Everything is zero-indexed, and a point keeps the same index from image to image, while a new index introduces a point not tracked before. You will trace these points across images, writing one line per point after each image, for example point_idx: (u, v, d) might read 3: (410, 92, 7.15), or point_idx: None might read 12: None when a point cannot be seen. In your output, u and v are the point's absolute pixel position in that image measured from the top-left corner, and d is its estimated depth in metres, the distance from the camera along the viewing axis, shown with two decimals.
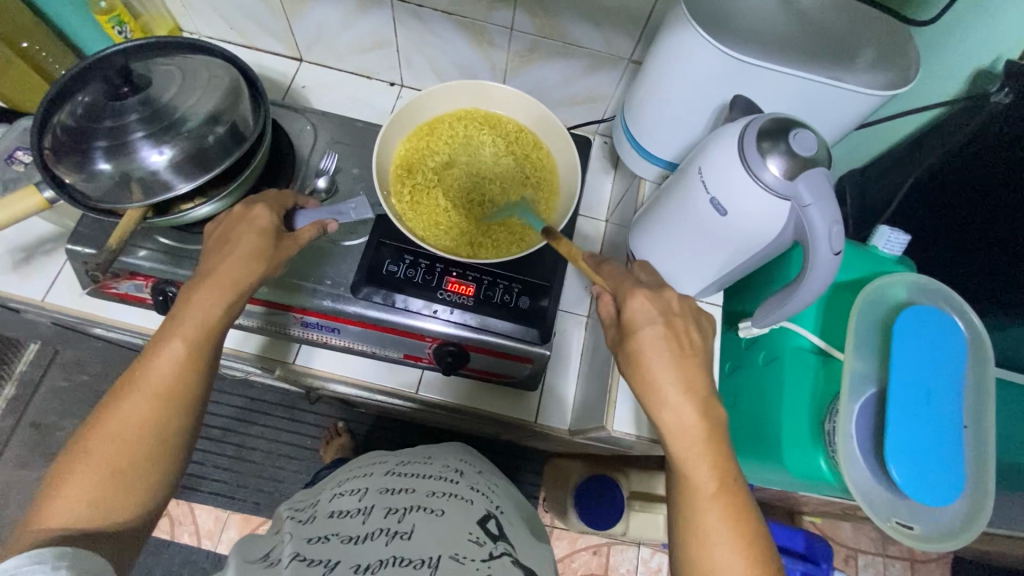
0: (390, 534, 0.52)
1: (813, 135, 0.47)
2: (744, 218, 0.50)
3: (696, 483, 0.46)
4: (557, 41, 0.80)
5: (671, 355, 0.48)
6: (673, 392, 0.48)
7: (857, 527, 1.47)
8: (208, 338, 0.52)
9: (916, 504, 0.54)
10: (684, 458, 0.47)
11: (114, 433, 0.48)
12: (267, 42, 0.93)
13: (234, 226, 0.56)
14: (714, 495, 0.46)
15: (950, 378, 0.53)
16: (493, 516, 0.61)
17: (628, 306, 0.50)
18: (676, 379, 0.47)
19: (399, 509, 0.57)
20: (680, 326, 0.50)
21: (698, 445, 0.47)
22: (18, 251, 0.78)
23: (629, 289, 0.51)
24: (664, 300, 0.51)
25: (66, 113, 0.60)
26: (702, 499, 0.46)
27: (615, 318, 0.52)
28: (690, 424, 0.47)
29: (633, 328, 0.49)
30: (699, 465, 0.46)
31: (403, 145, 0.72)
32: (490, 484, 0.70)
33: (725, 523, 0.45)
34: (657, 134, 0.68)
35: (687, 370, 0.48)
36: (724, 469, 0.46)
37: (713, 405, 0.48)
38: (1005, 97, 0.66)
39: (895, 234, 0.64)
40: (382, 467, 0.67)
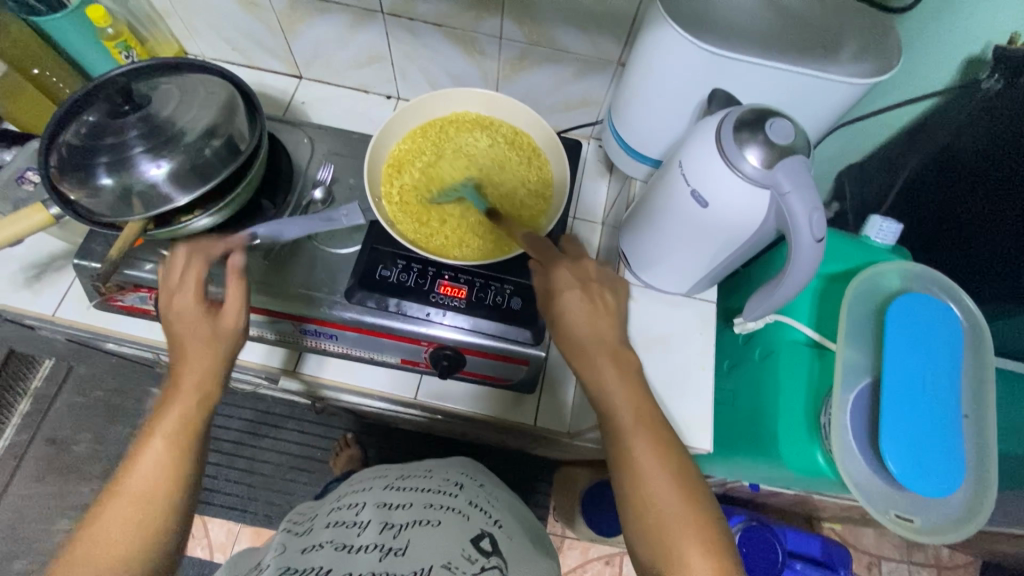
0: (384, 549, 0.52)
1: (789, 124, 0.48)
2: (725, 209, 0.51)
3: (618, 418, 0.53)
4: (546, 48, 0.81)
5: (586, 312, 0.57)
6: (591, 340, 0.56)
7: (880, 534, 1.43)
8: (192, 427, 0.53)
9: (915, 496, 0.54)
10: (609, 395, 0.54)
11: (94, 553, 0.47)
12: (267, 61, 0.96)
13: (170, 324, 0.55)
14: (636, 425, 0.52)
15: (949, 369, 0.53)
16: (489, 533, 0.59)
17: (550, 280, 0.60)
18: (591, 330, 0.56)
19: (395, 525, 0.56)
20: (595, 290, 0.59)
21: (614, 382, 0.54)
22: (30, 268, 0.81)
23: (555, 265, 0.60)
24: (591, 294, 0.58)
25: (72, 132, 0.63)
26: (626, 434, 0.52)
27: (542, 286, 0.61)
28: (620, 396, 0.53)
29: (556, 294, 0.58)
30: (623, 402, 0.53)
31: (398, 147, 0.75)
32: (489, 496, 0.69)
33: (654, 457, 0.51)
34: (644, 133, 0.68)
35: (599, 324, 0.57)
36: (641, 405, 0.53)
37: (622, 354, 0.56)
38: (996, 82, 0.65)
39: (887, 224, 0.64)
40: (381, 481, 0.67)
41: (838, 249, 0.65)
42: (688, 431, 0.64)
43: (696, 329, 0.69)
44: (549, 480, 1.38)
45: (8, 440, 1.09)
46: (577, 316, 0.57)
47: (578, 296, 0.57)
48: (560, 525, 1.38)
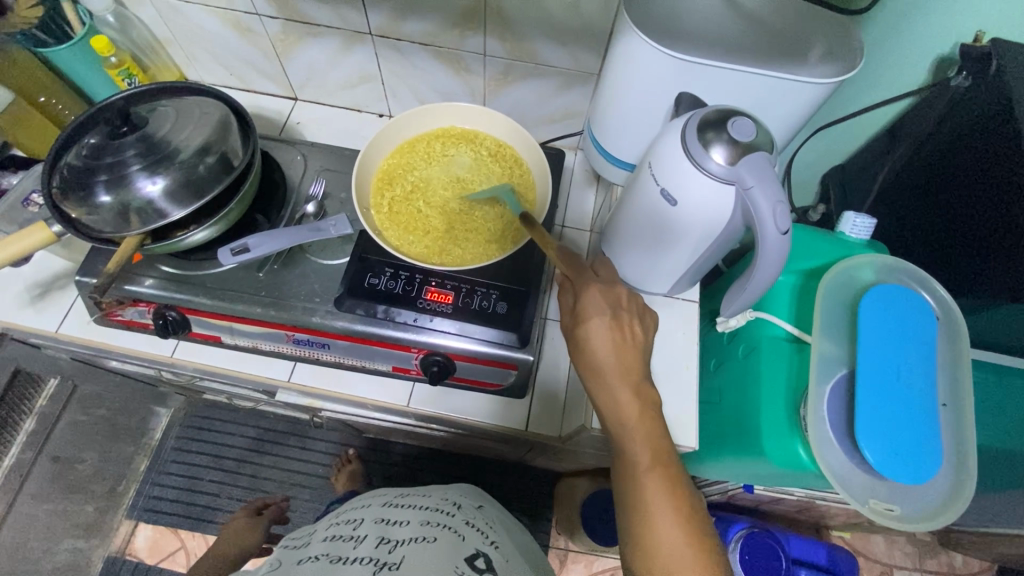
0: (379, 563, 0.52)
1: (751, 122, 0.49)
2: (693, 206, 0.52)
3: (635, 459, 0.56)
4: (529, 62, 0.84)
5: (615, 343, 0.57)
6: (612, 367, 0.57)
7: (890, 541, 1.40)
8: None
9: (896, 487, 0.55)
10: (626, 433, 0.56)
11: None
12: (263, 84, 0.99)
13: None
14: (651, 467, 0.55)
15: (922, 356, 0.54)
16: (484, 553, 0.58)
17: (581, 302, 0.59)
18: (615, 360, 0.57)
19: (392, 540, 0.56)
20: (626, 321, 0.58)
21: (635, 420, 0.56)
22: (35, 287, 0.84)
23: (586, 286, 0.60)
24: (619, 321, 0.58)
25: (73, 154, 0.66)
26: (640, 476, 0.55)
27: (571, 309, 0.60)
28: (638, 441, 0.56)
29: (585, 320, 0.58)
30: (637, 439, 0.56)
31: (385, 161, 0.77)
32: (489, 521, 0.68)
33: (661, 491, 0.54)
34: (621, 140, 0.71)
35: (625, 357, 0.57)
36: (657, 447, 0.56)
37: (644, 387, 0.57)
38: (963, 80, 0.67)
39: (860, 219, 0.66)
40: (380, 499, 0.67)
41: (817, 246, 0.67)
42: (672, 428, 0.65)
43: (679, 328, 0.70)
44: (551, 491, 1.38)
45: (14, 458, 0.99)
46: (603, 346, 0.57)
47: (605, 324, 0.57)
48: (564, 537, 1.36)
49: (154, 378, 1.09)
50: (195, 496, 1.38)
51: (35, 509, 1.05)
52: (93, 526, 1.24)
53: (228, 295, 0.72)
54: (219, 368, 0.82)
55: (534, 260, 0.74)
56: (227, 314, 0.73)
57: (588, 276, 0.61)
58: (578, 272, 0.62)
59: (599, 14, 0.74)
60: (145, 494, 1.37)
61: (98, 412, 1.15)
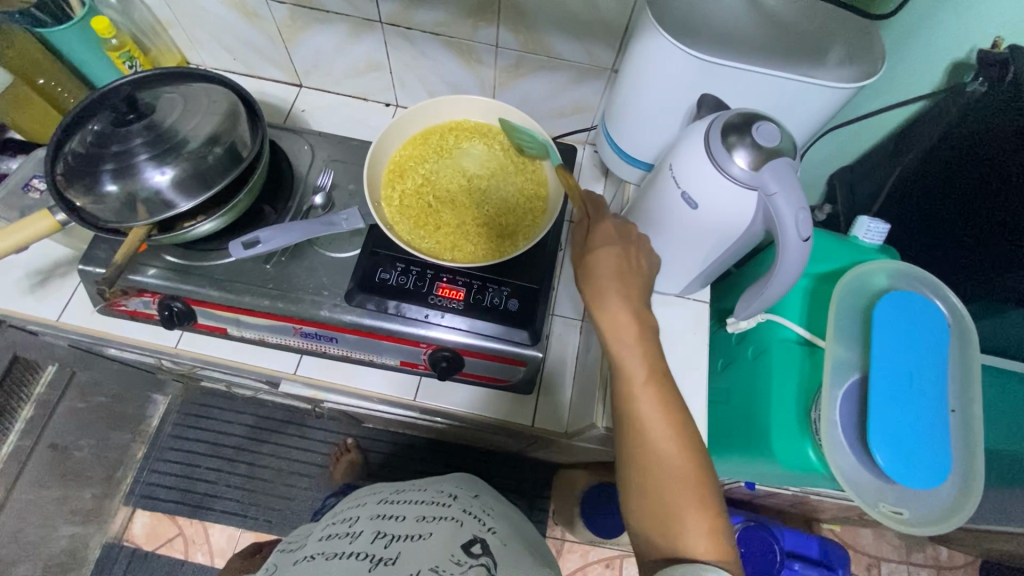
0: (373, 560, 0.51)
1: (776, 127, 0.49)
2: (714, 210, 0.52)
3: (630, 372, 0.53)
4: (541, 55, 0.83)
5: (617, 271, 0.56)
6: (616, 298, 0.55)
7: (878, 534, 1.43)
8: None
9: (905, 490, 0.56)
10: (620, 351, 0.54)
11: None
12: (267, 69, 0.97)
13: None
14: (646, 382, 0.52)
15: (936, 364, 0.55)
16: (481, 539, 0.58)
17: (593, 233, 0.59)
18: (619, 292, 0.55)
19: (387, 534, 0.56)
20: (632, 253, 0.58)
21: (631, 338, 0.54)
22: (35, 274, 0.82)
23: (600, 220, 0.60)
24: (628, 252, 0.58)
25: (77, 141, 0.65)
26: (635, 387, 0.52)
27: (581, 238, 0.60)
28: (635, 355, 0.54)
29: (592, 248, 0.58)
30: (632, 355, 0.53)
31: (397, 153, 0.76)
32: (485, 508, 0.68)
33: (656, 404, 0.52)
34: (635, 137, 0.70)
35: (629, 284, 0.56)
36: (652, 361, 0.54)
37: (645, 314, 0.56)
38: (980, 85, 0.67)
39: (874, 224, 0.67)
40: (375, 497, 0.66)
41: (828, 250, 0.67)
42: None
43: (689, 328, 0.70)
44: (549, 483, 1.39)
45: (13, 445, 0.98)
46: (606, 273, 0.56)
47: (614, 252, 0.57)
48: (560, 527, 1.38)
49: (154, 366, 1.08)
50: (193, 483, 1.38)
51: (34, 496, 1.04)
52: (91, 512, 1.24)
53: (235, 288, 0.71)
54: (224, 359, 0.82)
55: (545, 257, 0.74)
56: (234, 306, 0.72)
57: (602, 212, 0.62)
58: (591, 204, 0.63)
59: (616, 8, 0.73)
60: (143, 481, 1.37)
61: (96, 399, 1.14)
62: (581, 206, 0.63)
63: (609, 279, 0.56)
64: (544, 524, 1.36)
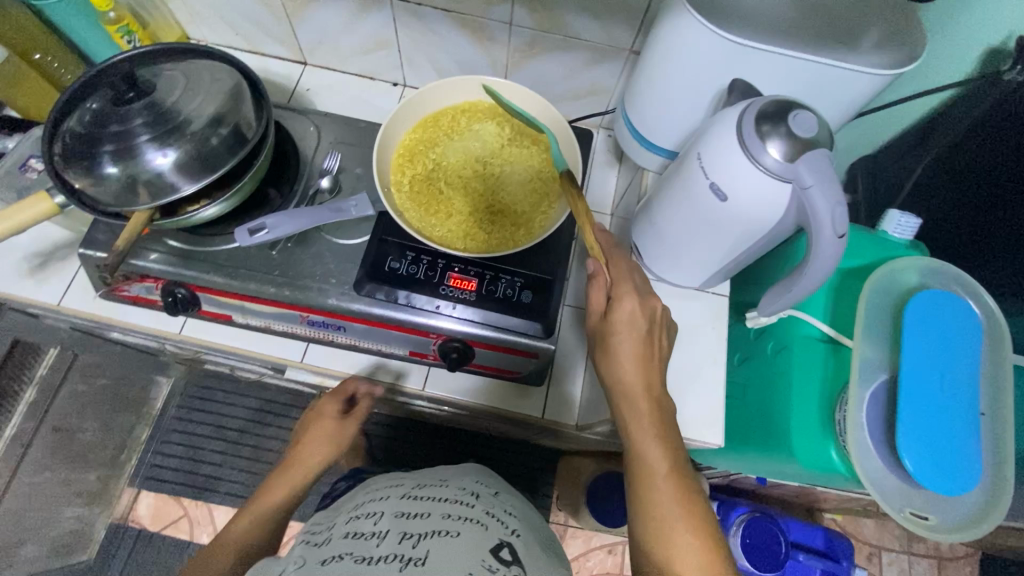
0: (404, 561, 0.49)
1: (813, 116, 0.47)
2: (743, 203, 0.50)
3: (650, 464, 0.56)
4: (557, 34, 0.79)
5: (639, 355, 0.58)
6: (638, 382, 0.57)
7: (880, 524, 1.44)
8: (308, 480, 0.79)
9: (930, 495, 0.55)
10: (640, 436, 0.57)
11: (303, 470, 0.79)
12: (270, 46, 0.93)
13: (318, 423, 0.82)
14: (667, 475, 0.56)
15: (969, 367, 0.53)
16: (509, 542, 0.57)
17: (613, 310, 0.59)
18: (641, 378, 0.57)
19: (415, 534, 0.54)
20: (655, 335, 0.59)
21: (652, 429, 0.57)
22: (35, 257, 0.80)
23: (621, 295, 0.59)
24: (651, 334, 0.59)
25: (75, 120, 0.62)
26: (655, 479, 0.56)
27: (602, 311, 0.60)
28: (654, 447, 0.57)
29: (615, 329, 0.58)
30: (652, 444, 0.57)
31: (407, 136, 0.73)
32: (507, 507, 0.67)
33: (673, 494, 0.55)
34: (655, 122, 0.68)
35: (651, 372, 0.58)
36: (673, 451, 0.57)
37: (665, 402, 0.58)
38: (1018, 74, 0.63)
39: (905, 219, 0.64)
40: (398, 490, 0.64)
41: (856, 243, 0.65)
42: (698, 426, 0.64)
43: (707, 322, 0.68)
44: (553, 469, 1.39)
45: (15, 428, 0.97)
46: (627, 356, 0.58)
47: (635, 339, 0.57)
48: (563, 513, 1.39)
49: (158, 350, 1.07)
50: (197, 465, 1.38)
51: (38, 478, 1.03)
52: (96, 493, 1.24)
53: (240, 274, 0.69)
54: (229, 346, 0.80)
55: (560, 247, 0.72)
56: (240, 293, 0.70)
57: (627, 279, 0.60)
58: (615, 268, 0.61)
59: None
60: (147, 462, 1.37)
61: (98, 382, 1.13)
62: (607, 271, 0.61)
63: (629, 363, 0.58)
64: (547, 510, 1.36)
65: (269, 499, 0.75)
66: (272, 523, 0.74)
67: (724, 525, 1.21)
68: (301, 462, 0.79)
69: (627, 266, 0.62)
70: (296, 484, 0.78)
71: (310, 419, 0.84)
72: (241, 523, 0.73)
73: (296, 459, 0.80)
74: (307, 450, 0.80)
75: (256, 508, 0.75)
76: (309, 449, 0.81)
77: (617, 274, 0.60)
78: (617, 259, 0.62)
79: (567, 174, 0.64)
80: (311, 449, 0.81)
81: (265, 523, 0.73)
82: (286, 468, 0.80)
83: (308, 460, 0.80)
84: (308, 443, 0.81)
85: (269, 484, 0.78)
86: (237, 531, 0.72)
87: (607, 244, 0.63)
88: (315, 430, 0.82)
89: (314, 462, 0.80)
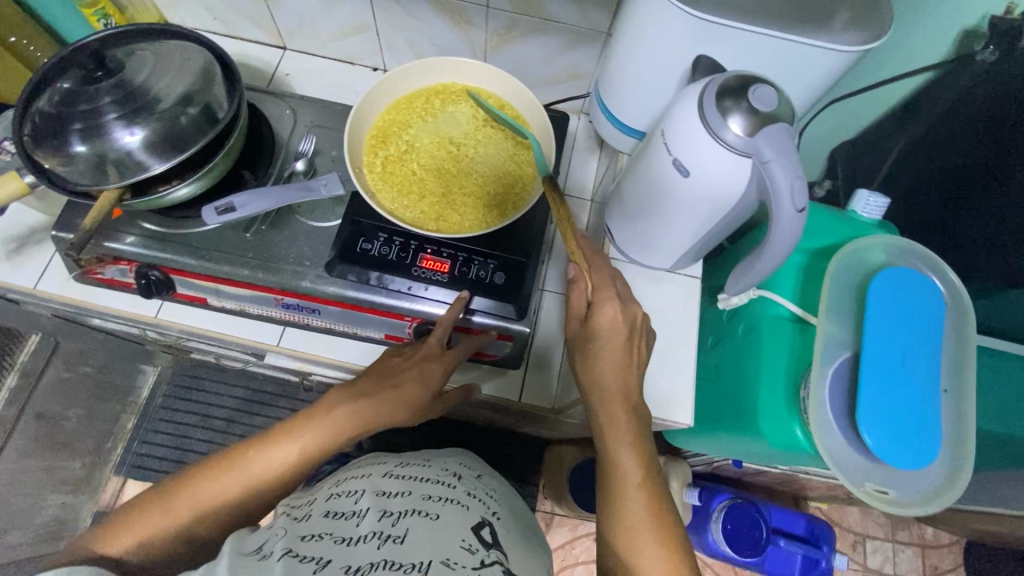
0: (383, 538, 0.49)
1: (773, 90, 0.47)
2: (707, 179, 0.50)
3: (625, 472, 0.56)
4: (535, 18, 0.79)
5: (618, 362, 0.57)
6: (615, 388, 0.57)
7: (865, 513, 1.44)
8: (322, 450, 0.59)
9: (891, 470, 0.58)
10: (615, 445, 0.56)
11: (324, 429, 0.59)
12: (249, 30, 0.93)
13: (406, 370, 0.65)
14: (640, 485, 0.56)
15: (927, 343, 0.57)
16: (488, 523, 0.57)
17: (596, 315, 0.57)
18: (619, 386, 0.57)
19: (394, 512, 0.54)
20: (635, 342, 0.58)
21: (627, 436, 0.57)
22: (10, 241, 0.80)
23: (604, 299, 0.57)
24: (631, 341, 0.58)
25: (45, 99, 0.62)
26: (630, 485, 0.56)
27: (583, 315, 0.59)
28: (630, 457, 0.56)
29: (595, 335, 0.57)
30: (627, 454, 0.56)
31: (381, 117, 0.73)
32: (489, 490, 0.66)
33: (644, 507, 0.55)
34: (627, 102, 0.68)
35: (629, 380, 0.58)
36: (646, 461, 0.57)
37: (640, 409, 0.58)
38: (990, 54, 0.64)
39: (872, 197, 0.69)
40: (381, 468, 0.63)
41: (826, 225, 0.68)
42: (668, 406, 0.65)
43: (680, 304, 0.69)
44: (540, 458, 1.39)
45: None
46: (606, 363, 0.57)
47: (617, 344, 0.56)
48: (549, 502, 1.39)
49: (141, 337, 1.07)
50: (183, 454, 1.37)
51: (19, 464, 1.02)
52: (81, 482, 1.24)
53: (214, 256, 0.69)
54: (206, 330, 0.80)
55: (534, 230, 0.72)
56: (213, 275, 0.70)
57: (609, 285, 0.58)
58: (596, 271, 0.59)
59: None
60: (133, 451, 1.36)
61: (82, 369, 1.13)
62: (588, 276, 0.59)
63: (607, 367, 0.57)
64: (533, 498, 1.37)
65: (265, 465, 0.57)
66: (261, 488, 0.57)
67: (707, 512, 1.22)
68: (326, 426, 0.59)
69: (610, 270, 0.59)
70: (295, 459, 0.58)
71: (358, 391, 0.62)
72: (230, 483, 0.56)
73: (309, 424, 0.59)
74: (331, 420, 0.60)
75: (250, 472, 0.57)
76: (335, 417, 0.60)
77: (599, 280, 0.58)
78: (598, 262, 0.60)
79: (547, 176, 0.62)
80: (346, 415, 0.60)
81: (255, 485, 0.57)
82: (286, 428, 0.60)
83: (335, 431, 0.60)
84: (337, 411, 0.60)
85: (275, 437, 0.59)
86: (230, 484, 0.56)
87: (589, 248, 0.61)
88: (388, 395, 0.62)
89: (344, 431, 0.60)
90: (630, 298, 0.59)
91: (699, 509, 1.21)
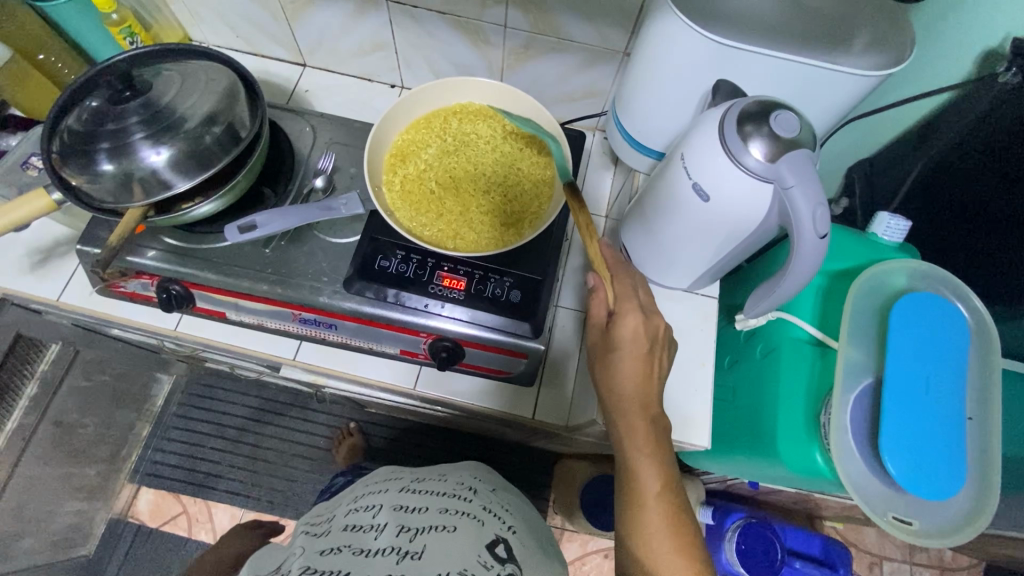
0: (401, 553, 0.49)
1: (795, 116, 0.47)
2: (727, 205, 0.50)
3: (643, 490, 0.55)
4: (552, 37, 0.80)
5: (638, 374, 0.56)
6: (632, 403, 0.56)
7: (883, 534, 1.41)
8: None
9: (913, 500, 0.58)
10: (635, 455, 0.56)
11: None
12: (270, 47, 0.94)
13: None
14: (659, 497, 0.55)
15: (952, 370, 0.57)
16: (504, 539, 0.57)
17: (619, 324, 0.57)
18: (637, 402, 0.56)
19: (412, 527, 0.54)
20: (657, 355, 0.57)
21: (648, 447, 0.56)
22: (36, 253, 0.81)
23: (625, 314, 0.57)
24: (652, 355, 0.57)
25: (74, 117, 0.63)
26: (649, 505, 0.55)
27: (604, 323, 0.59)
28: (650, 472, 0.56)
29: (619, 339, 0.57)
30: (647, 471, 0.56)
31: (401, 137, 0.74)
32: (504, 504, 0.66)
33: (665, 526, 0.55)
34: (644, 124, 0.68)
35: (648, 395, 0.57)
36: (667, 475, 0.56)
37: (658, 417, 0.57)
38: (1012, 76, 0.62)
39: (895, 221, 0.67)
40: (396, 484, 0.64)
41: (846, 247, 0.69)
42: (687, 426, 0.65)
43: (695, 323, 0.69)
44: (550, 472, 1.38)
45: (15, 423, 0.97)
46: (624, 372, 0.56)
47: (635, 359, 0.56)
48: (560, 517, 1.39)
49: (158, 347, 1.07)
50: (196, 462, 1.39)
51: (35, 472, 1.03)
52: (97, 489, 1.24)
53: (233, 271, 0.70)
54: (225, 343, 0.81)
55: (549, 248, 0.72)
56: (232, 290, 0.71)
57: (630, 295, 0.58)
58: (619, 281, 0.59)
59: None
60: (147, 459, 1.38)
61: (100, 378, 1.13)
62: (609, 286, 0.59)
63: (625, 386, 0.56)
64: (543, 514, 1.36)
65: None
66: None
67: (720, 531, 1.20)
68: None
69: (622, 282, 0.59)
70: None
71: None
72: None
73: None
74: None
75: None
76: None
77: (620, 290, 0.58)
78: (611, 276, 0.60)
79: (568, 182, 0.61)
80: None
81: None
82: None
83: None
84: None
85: None
86: None
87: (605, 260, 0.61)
88: None
89: None
90: (652, 309, 0.59)
91: (712, 528, 1.20)
